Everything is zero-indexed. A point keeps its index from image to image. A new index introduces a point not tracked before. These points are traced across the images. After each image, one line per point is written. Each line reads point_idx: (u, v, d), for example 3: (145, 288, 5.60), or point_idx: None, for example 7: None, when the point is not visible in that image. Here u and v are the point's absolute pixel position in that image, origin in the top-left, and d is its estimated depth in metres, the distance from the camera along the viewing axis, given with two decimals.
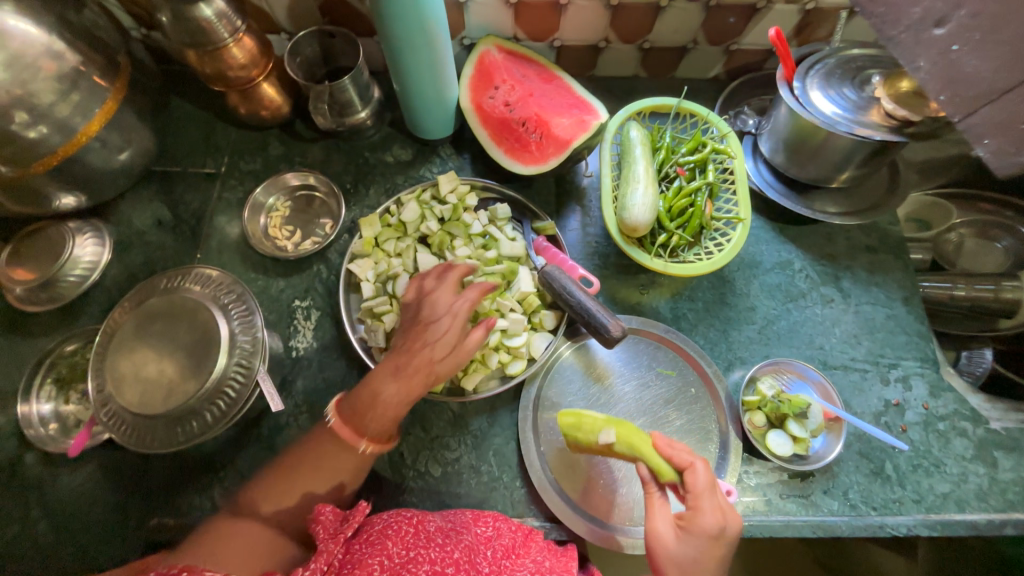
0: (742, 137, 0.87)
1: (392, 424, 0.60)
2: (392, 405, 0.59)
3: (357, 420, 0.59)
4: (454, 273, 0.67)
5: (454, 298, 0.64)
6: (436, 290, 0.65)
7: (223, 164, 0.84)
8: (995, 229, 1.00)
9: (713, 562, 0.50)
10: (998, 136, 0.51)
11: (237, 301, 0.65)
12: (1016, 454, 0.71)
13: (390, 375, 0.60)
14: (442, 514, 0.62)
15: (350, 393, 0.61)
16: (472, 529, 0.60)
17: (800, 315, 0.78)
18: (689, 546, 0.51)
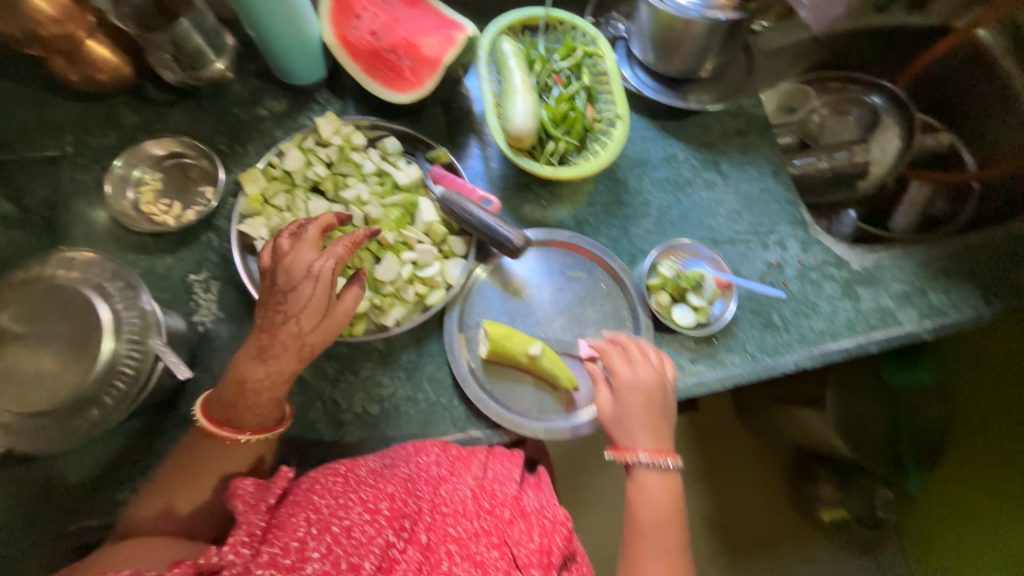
0: (616, 43, 0.90)
1: (267, 410, 0.58)
2: (262, 391, 0.57)
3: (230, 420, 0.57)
4: (313, 228, 0.58)
5: (316, 257, 0.57)
6: (293, 251, 0.56)
7: (68, 144, 0.75)
8: (849, 103, 1.15)
9: (643, 410, 0.66)
10: None
11: (114, 279, 0.59)
12: (873, 286, 0.83)
13: (254, 359, 0.56)
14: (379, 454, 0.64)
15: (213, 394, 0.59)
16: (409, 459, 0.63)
17: (690, 201, 0.84)
18: (620, 405, 0.67)
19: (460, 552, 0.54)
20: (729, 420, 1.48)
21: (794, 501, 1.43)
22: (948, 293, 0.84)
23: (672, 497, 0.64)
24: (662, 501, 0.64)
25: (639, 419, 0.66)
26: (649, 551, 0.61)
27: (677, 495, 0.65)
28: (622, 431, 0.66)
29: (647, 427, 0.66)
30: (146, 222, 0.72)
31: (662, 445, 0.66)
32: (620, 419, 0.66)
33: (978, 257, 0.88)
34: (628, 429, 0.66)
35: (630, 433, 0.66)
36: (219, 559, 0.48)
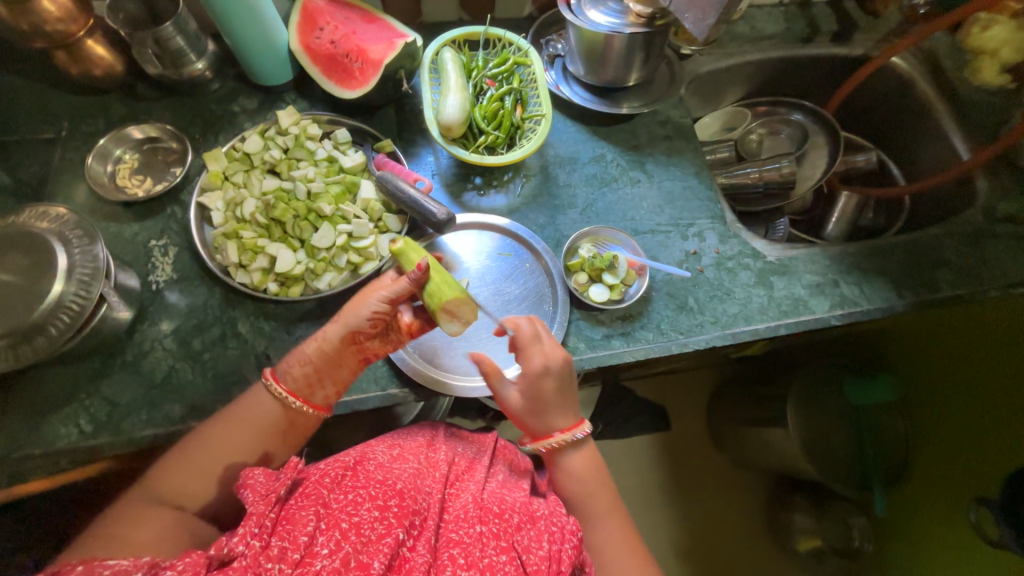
0: (554, 60, 1.01)
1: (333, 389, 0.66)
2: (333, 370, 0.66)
3: (306, 389, 0.65)
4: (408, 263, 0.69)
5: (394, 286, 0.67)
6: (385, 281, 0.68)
7: (63, 128, 0.86)
8: (780, 123, 1.21)
9: (554, 394, 0.66)
10: (691, 10, 0.74)
11: (75, 231, 0.67)
12: (787, 276, 0.88)
13: (348, 342, 0.65)
14: (386, 448, 0.65)
15: (285, 359, 0.66)
16: (420, 456, 0.65)
17: (614, 196, 0.92)
18: (531, 392, 0.66)
19: (464, 558, 0.52)
20: (698, 438, 1.44)
21: (769, 528, 1.36)
22: (860, 286, 0.88)
23: (596, 469, 0.68)
24: (586, 477, 0.67)
25: (553, 404, 0.66)
26: (589, 519, 0.66)
27: (599, 460, 0.69)
28: (534, 418, 0.67)
29: (558, 410, 0.67)
30: (118, 190, 0.82)
31: (574, 419, 0.68)
32: (531, 407, 0.67)
33: (894, 253, 0.92)
34: (542, 415, 0.66)
35: (544, 420, 0.67)
36: (230, 550, 0.45)
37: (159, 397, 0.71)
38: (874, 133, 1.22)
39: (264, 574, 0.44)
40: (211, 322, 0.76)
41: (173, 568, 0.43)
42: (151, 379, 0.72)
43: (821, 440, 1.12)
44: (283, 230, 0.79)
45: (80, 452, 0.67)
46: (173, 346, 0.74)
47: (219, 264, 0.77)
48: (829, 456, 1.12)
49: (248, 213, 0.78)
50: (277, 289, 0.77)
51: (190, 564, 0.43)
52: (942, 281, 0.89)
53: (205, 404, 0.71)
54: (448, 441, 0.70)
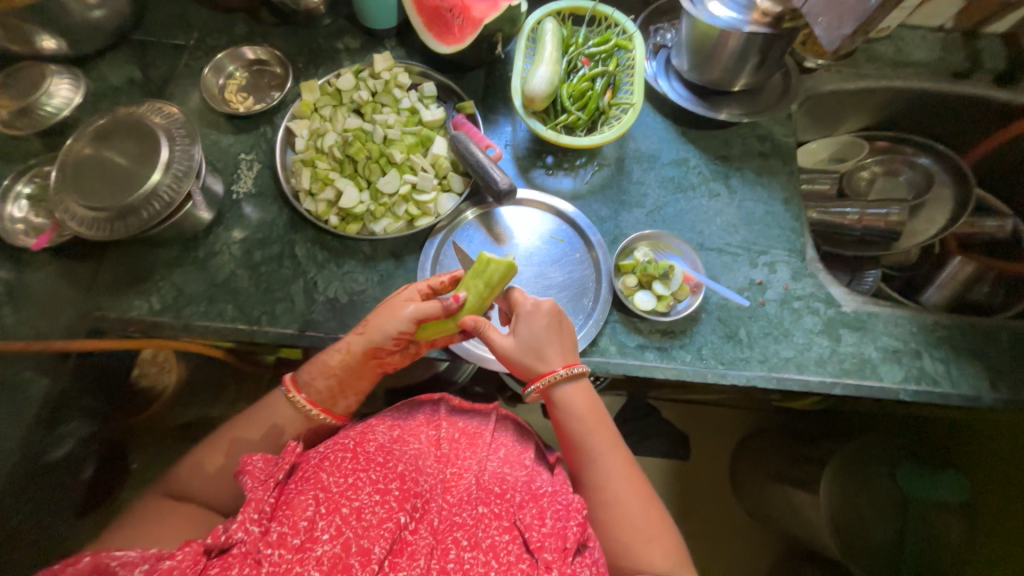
0: (659, 50, 0.95)
1: (353, 401, 0.69)
2: (353, 389, 0.67)
3: (326, 398, 0.66)
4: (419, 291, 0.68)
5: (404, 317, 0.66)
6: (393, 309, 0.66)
7: (192, 38, 0.95)
8: (901, 165, 1.07)
9: (549, 328, 0.66)
10: (827, 13, 0.70)
11: (181, 131, 0.74)
12: (860, 332, 0.79)
13: (366, 364, 0.66)
14: (388, 427, 0.62)
15: (304, 366, 0.67)
16: (421, 437, 0.62)
17: (688, 204, 0.87)
18: (525, 328, 0.66)
19: (467, 539, 0.51)
20: (717, 478, 1.35)
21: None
22: (946, 364, 0.77)
23: (592, 404, 0.66)
24: (585, 413, 0.65)
25: (546, 339, 0.66)
26: (590, 451, 0.64)
27: (595, 396, 0.67)
28: (530, 360, 0.66)
29: (553, 346, 0.66)
30: (224, 102, 0.89)
31: (572, 358, 0.67)
32: (526, 350, 0.66)
33: (1000, 337, 0.79)
34: (539, 355, 0.66)
35: (539, 361, 0.66)
36: (230, 536, 0.46)
37: (217, 295, 0.78)
38: None
39: (265, 560, 0.45)
40: (274, 240, 0.81)
41: (174, 557, 0.46)
42: (214, 278, 0.79)
43: (858, 524, 1.01)
44: (354, 168, 0.82)
45: (146, 325, 0.76)
46: (238, 254, 0.80)
47: (292, 188, 0.82)
48: (859, 541, 1.01)
49: (327, 146, 0.82)
50: (337, 223, 0.80)
51: (189, 553, 0.46)
52: None
53: (253, 312, 0.77)
54: (450, 416, 0.67)
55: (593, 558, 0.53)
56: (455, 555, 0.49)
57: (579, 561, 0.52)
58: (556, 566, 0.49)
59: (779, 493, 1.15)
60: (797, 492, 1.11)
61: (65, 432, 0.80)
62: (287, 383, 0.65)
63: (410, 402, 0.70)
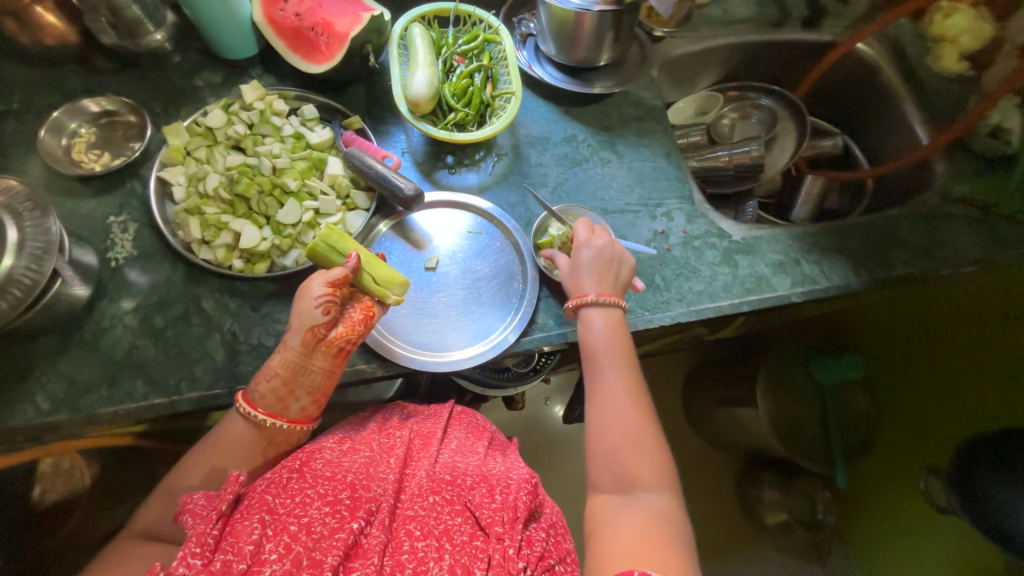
0: (527, 40, 1.01)
1: (314, 402, 0.65)
2: (312, 387, 0.64)
3: (278, 405, 0.63)
4: (316, 281, 0.65)
5: (315, 303, 0.64)
6: (298, 303, 0.65)
7: (15, 100, 0.83)
8: (750, 108, 1.23)
9: (592, 262, 0.75)
10: None
11: (30, 206, 0.65)
12: (751, 255, 0.90)
13: (316, 353, 0.64)
14: (336, 441, 0.60)
15: (254, 380, 0.64)
16: (373, 445, 0.61)
17: (585, 175, 0.93)
18: (577, 256, 0.76)
19: (420, 529, 0.49)
20: (674, 420, 1.46)
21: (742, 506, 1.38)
22: (820, 264, 0.91)
23: (616, 328, 0.72)
24: (607, 330, 0.71)
25: (591, 270, 0.74)
26: (603, 363, 0.69)
27: (622, 327, 0.73)
28: (578, 282, 0.75)
29: (598, 280, 0.74)
30: (75, 165, 0.80)
31: (611, 291, 0.74)
32: (573, 278, 0.75)
33: (853, 233, 0.95)
34: (580, 279, 0.75)
35: (584, 282, 0.74)
36: (168, 573, 0.42)
37: (120, 374, 0.70)
38: (841, 116, 1.25)
39: None
40: (174, 300, 0.74)
41: None
42: (111, 356, 0.70)
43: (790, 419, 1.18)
44: (247, 206, 0.78)
45: (38, 429, 0.66)
46: (134, 324, 0.73)
47: (181, 242, 0.76)
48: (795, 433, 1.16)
49: (209, 189, 0.77)
50: (241, 266, 0.76)
51: None
52: (896, 260, 0.93)
53: (168, 381, 0.70)
54: (401, 423, 0.66)
55: (547, 522, 0.55)
56: (409, 546, 0.47)
57: (535, 527, 0.53)
58: (508, 536, 0.49)
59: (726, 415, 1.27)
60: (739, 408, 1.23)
61: None
62: (237, 399, 0.63)
63: (359, 417, 0.68)
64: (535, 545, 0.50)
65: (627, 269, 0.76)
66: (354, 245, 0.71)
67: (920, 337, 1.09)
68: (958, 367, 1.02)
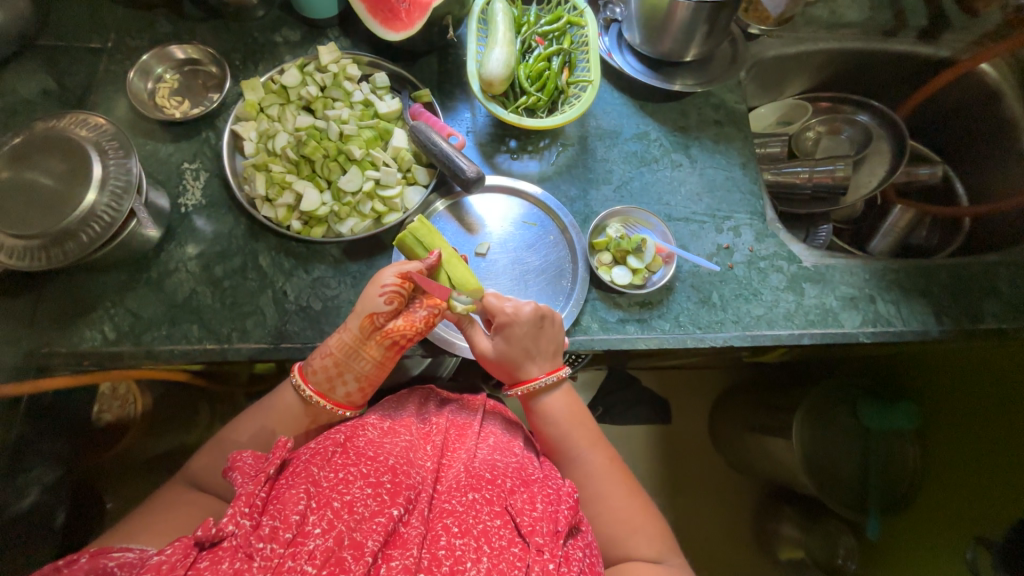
0: (610, 25, 0.95)
1: (361, 391, 0.65)
2: (361, 376, 0.64)
3: (326, 384, 0.63)
4: (390, 270, 0.66)
5: (380, 292, 0.64)
6: (366, 289, 0.65)
7: (110, 40, 0.86)
8: (842, 123, 1.14)
9: (525, 339, 0.67)
10: None
11: (116, 146, 0.68)
12: (821, 285, 0.84)
13: (371, 342, 0.63)
14: (378, 419, 0.61)
15: (313, 354, 0.66)
16: (412, 429, 0.61)
17: (652, 176, 0.88)
18: (509, 337, 0.67)
19: (458, 525, 0.49)
20: (700, 438, 1.40)
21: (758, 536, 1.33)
22: (897, 305, 0.83)
23: (573, 405, 0.69)
24: (566, 415, 0.68)
25: (529, 347, 0.68)
26: (570, 453, 0.67)
27: (578, 400, 0.70)
28: (517, 365, 0.68)
29: (537, 355, 0.68)
30: (158, 109, 0.82)
31: (552, 364, 0.69)
32: (504, 365, 0.69)
33: (941, 276, 0.86)
34: (518, 363, 0.68)
35: (526, 364, 0.68)
36: (219, 530, 0.43)
37: (179, 316, 0.73)
38: (945, 143, 1.12)
39: (256, 554, 0.42)
40: (234, 252, 0.77)
41: (161, 555, 0.42)
42: (173, 298, 0.74)
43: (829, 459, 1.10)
44: (312, 168, 0.79)
45: (103, 357, 0.71)
46: (196, 270, 0.75)
47: (246, 196, 0.78)
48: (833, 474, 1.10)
49: (279, 148, 0.78)
50: (299, 228, 0.77)
51: (179, 547, 0.43)
52: (987, 312, 0.83)
53: (221, 329, 0.73)
54: (439, 411, 0.67)
55: (585, 541, 0.53)
56: (446, 542, 0.47)
57: (572, 544, 0.52)
58: (548, 550, 0.48)
59: (759, 444, 1.21)
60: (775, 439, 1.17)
61: (27, 479, 0.75)
62: (292, 372, 0.64)
63: (399, 396, 0.68)
64: (572, 564, 0.49)
65: (552, 334, 0.69)
66: (440, 242, 0.72)
67: (981, 398, 0.98)
68: (1018, 440, 0.91)
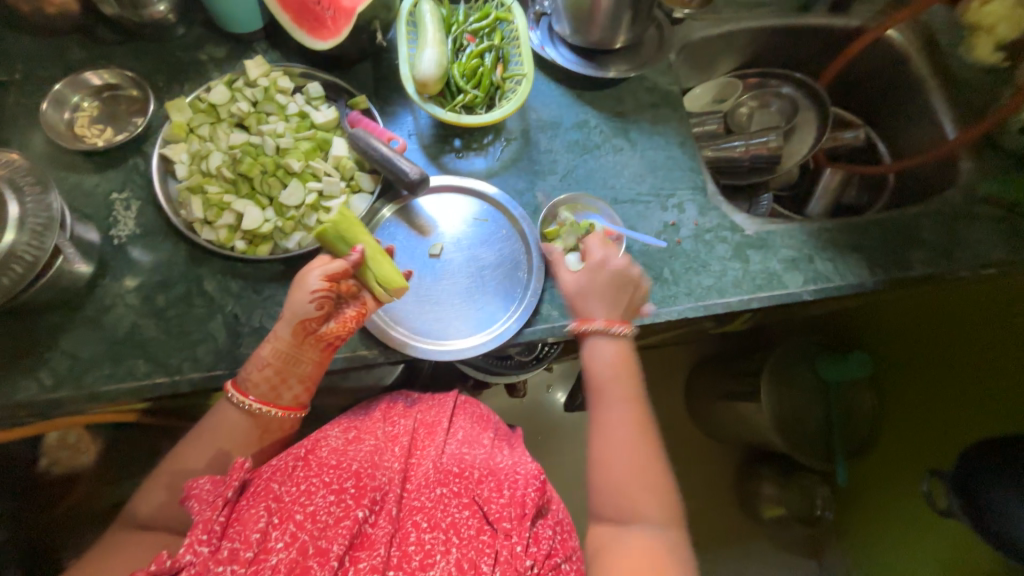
0: (541, 19, 0.97)
1: (305, 391, 0.66)
2: (302, 378, 0.65)
3: (270, 393, 0.64)
4: (313, 274, 0.64)
5: (311, 295, 0.63)
6: (291, 292, 0.64)
7: (17, 71, 0.81)
8: (770, 96, 1.19)
9: (607, 285, 0.75)
10: None
11: (32, 181, 0.64)
12: (764, 250, 0.88)
13: (310, 344, 0.64)
14: (342, 430, 0.60)
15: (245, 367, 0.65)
16: (378, 433, 0.60)
17: (596, 163, 0.90)
18: (594, 279, 0.75)
19: (427, 521, 0.49)
20: (676, 412, 1.45)
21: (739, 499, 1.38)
22: (834, 262, 0.88)
23: (628, 360, 0.74)
24: (619, 364, 0.72)
25: (601, 292, 0.74)
26: (610, 399, 0.70)
27: (632, 358, 0.74)
28: (582, 303, 0.75)
29: (602, 303, 0.74)
30: (78, 139, 0.78)
31: (618, 318, 0.74)
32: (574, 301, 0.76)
33: (870, 231, 0.91)
34: (584, 301, 0.75)
35: (587, 305, 0.74)
36: (176, 561, 0.43)
37: (123, 352, 0.70)
38: (866, 107, 1.20)
39: None
40: (176, 280, 0.74)
41: None
42: (114, 334, 0.70)
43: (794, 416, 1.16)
44: (250, 186, 0.77)
45: (42, 405, 0.67)
46: (136, 302, 0.72)
47: (184, 221, 0.75)
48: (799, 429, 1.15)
49: (213, 168, 0.76)
50: (244, 247, 0.75)
51: None
52: (915, 260, 0.90)
53: (170, 360, 0.70)
54: (406, 410, 0.66)
55: (554, 520, 0.55)
56: (415, 537, 0.48)
57: (542, 524, 0.53)
58: (515, 534, 0.49)
59: (729, 409, 1.26)
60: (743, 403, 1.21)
61: None
62: (227, 390, 0.63)
63: (363, 404, 0.67)
64: (541, 543, 0.50)
65: (642, 293, 0.76)
66: (363, 235, 0.69)
67: (918, 341, 1.07)
68: (959, 372, 0.99)
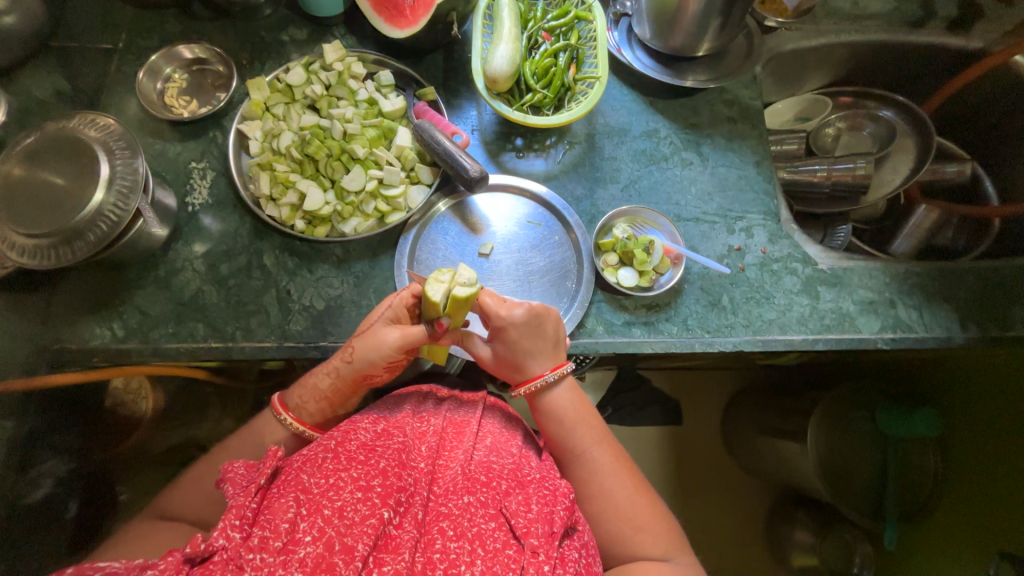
0: (620, 19, 0.93)
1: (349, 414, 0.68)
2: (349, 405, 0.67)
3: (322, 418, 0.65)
4: (394, 340, 0.61)
5: (386, 359, 0.62)
6: (360, 340, 0.63)
7: (120, 40, 0.87)
8: (863, 119, 1.09)
9: (522, 340, 0.65)
10: None
11: (123, 146, 0.68)
12: (838, 288, 0.80)
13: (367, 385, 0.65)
14: (371, 424, 0.59)
15: (295, 386, 0.65)
16: (406, 430, 0.60)
17: (661, 175, 0.86)
18: (506, 339, 0.65)
19: (454, 529, 0.48)
20: (711, 440, 1.37)
21: (769, 541, 1.30)
22: (919, 310, 0.80)
23: (581, 401, 0.67)
24: (574, 410, 0.66)
25: (526, 347, 0.65)
26: (576, 447, 0.64)
27: (585, 395, 0.68)
28: (518, 364, 0.66)
29: (540, 351, 0.65)
30: (166, 109, 0.83)
31: (557, 359, 0.66)
32: (508, 354, 0.66)
33: (966, 280, 0.82)
34: (520, 362, 0.66)
35: (527, 362, 0.65)
36: (208, 545, 0.43)
37: (185, 315, 0.74)
38: (974, 140, 1.07)
39: (246, 564, 0.42)
40: (239, 251, 0.77)
41: (156, 567, 0.42)
42: (180, 296, 0.75)
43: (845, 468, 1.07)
44: (315, 168, 0.78)
45: (113, 354, 0.72)
46: (202, 269, 0.76)
47: (251, 196, 0.78)
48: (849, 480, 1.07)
49: (283, 147, 0.78)
50: (303, 227, 0.77)
51: (171, 562, 0.43)
52: (1017, 318, 0.79)
53: (226, 328, 0.73)
54: (436, 409, 0.66)
55: (581, 541, 0.52)
56: (441, 545, 0.47)
57: (567, 544, 0.51)
58: (543, 551, 0.47)
59: (772, 448, 1.18)
60: (789, 444, 1.13)
61: (40, 472, 0.76)
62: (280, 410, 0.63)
63: (395, 399, 0.67)
64: (569, 564, 0.48)
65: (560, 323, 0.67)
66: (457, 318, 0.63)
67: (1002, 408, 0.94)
68: None
